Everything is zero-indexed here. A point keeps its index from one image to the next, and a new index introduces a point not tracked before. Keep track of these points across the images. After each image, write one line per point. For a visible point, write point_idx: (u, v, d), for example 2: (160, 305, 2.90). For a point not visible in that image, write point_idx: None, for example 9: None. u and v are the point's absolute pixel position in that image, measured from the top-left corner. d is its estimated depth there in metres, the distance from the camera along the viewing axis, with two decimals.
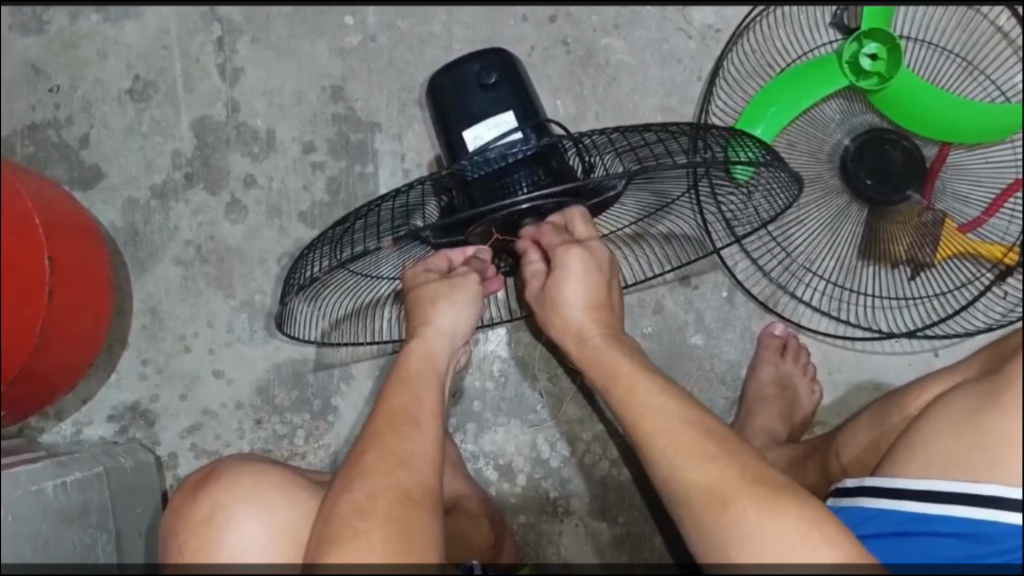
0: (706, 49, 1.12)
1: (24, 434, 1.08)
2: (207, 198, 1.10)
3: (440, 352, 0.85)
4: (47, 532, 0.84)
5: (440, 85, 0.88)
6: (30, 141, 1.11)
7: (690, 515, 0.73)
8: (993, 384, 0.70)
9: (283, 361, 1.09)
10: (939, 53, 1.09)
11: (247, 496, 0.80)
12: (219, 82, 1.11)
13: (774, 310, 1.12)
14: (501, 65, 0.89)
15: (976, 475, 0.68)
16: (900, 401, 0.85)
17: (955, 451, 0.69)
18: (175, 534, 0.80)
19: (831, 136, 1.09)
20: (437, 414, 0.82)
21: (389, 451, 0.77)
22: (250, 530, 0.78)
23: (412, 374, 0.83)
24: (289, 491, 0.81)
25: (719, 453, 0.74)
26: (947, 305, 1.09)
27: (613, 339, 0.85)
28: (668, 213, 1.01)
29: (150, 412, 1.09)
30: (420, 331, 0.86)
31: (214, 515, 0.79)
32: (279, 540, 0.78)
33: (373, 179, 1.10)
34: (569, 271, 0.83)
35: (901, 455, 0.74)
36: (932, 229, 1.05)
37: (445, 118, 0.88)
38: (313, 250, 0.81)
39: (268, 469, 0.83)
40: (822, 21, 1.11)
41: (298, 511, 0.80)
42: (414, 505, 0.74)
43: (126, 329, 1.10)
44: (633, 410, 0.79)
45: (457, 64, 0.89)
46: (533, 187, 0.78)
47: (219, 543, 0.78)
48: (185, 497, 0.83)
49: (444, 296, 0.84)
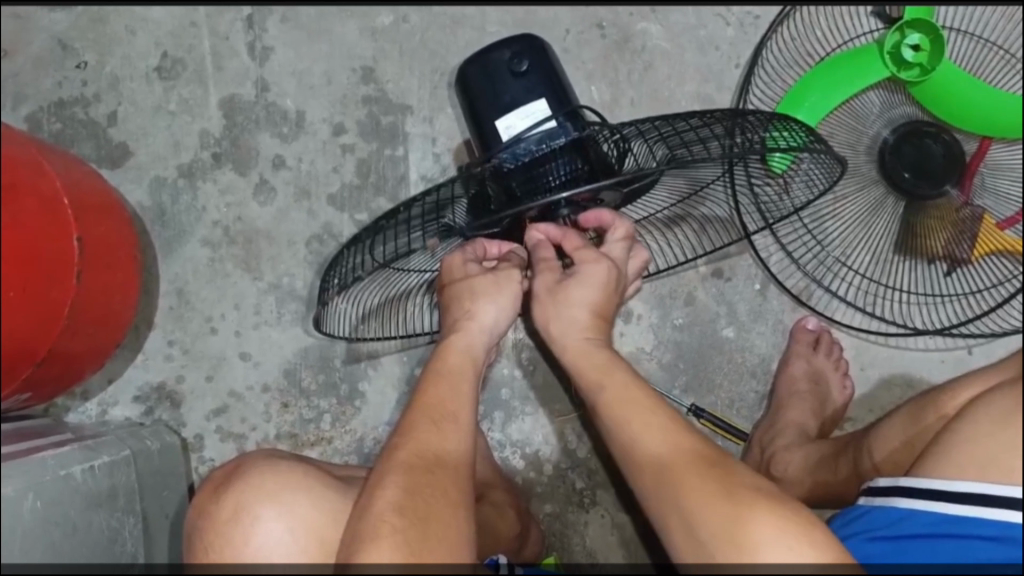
0: (744, 36, 1.10)
1: (49, 413, 1.07)
2: (235, 178, 1.09)
3: (476, 344, 0.85)
4: (76, 516, 0.82)
5: (470, 75, 0.85)
6: (56, 118, 1.09)
7: (677, 527, 0.70)
8: None
9: (311, 345, 1.08)
10: (980, 45, 1.06)
11: (272, 498, 0.78)
12: (249, 61, 1.10)
13: (807, 303, 1.11)
14: (533, 53, 0.86)
15: (1011, 479, 0.65)
16: (935, 400, 0.83)
17: (992, 454, 0.66)
18: (201, 535, 0.79)
19: (870, 127, 1.07)
20: (471, 413, 0.82)
21: (419, 448, 0.76)
22: (274, 530, 0.77)
23: (450, 369, 0.83)
24: (315, 493, 0.79)
25: (714, 461, 0.72)
26: (978, 303, 1.09)
27: (607, 345, 0.85)
28: (708, 197, 1.00)
29: (176, 393, 1.08)
30: (462, 324, 0.85)
31: (239, 513, 0.77)
32: (304, 543, 0.76)
33: (403, 162, 1.08)
34: (590, 276, 0.83)
35: (933, 453, 0.71)
36: (970, 226, 1.03)
37: (475, 106, 0.85)
38: (352, 251, 0.79)
39: (295, 468, 0.81)
40: (864, 9, 1.09)
41: (322, 514, 0.78)
42: (445, 491, 0.73)
43: (152, 310, 1.09)
44: (613, 395, 0.79)
45: (485, 52, 0.86)
46: (573, 176, 0.76)
47: (244, 542, 0.76)
48: (207, 497, 0.81)
49: (488, 293, 0.84)
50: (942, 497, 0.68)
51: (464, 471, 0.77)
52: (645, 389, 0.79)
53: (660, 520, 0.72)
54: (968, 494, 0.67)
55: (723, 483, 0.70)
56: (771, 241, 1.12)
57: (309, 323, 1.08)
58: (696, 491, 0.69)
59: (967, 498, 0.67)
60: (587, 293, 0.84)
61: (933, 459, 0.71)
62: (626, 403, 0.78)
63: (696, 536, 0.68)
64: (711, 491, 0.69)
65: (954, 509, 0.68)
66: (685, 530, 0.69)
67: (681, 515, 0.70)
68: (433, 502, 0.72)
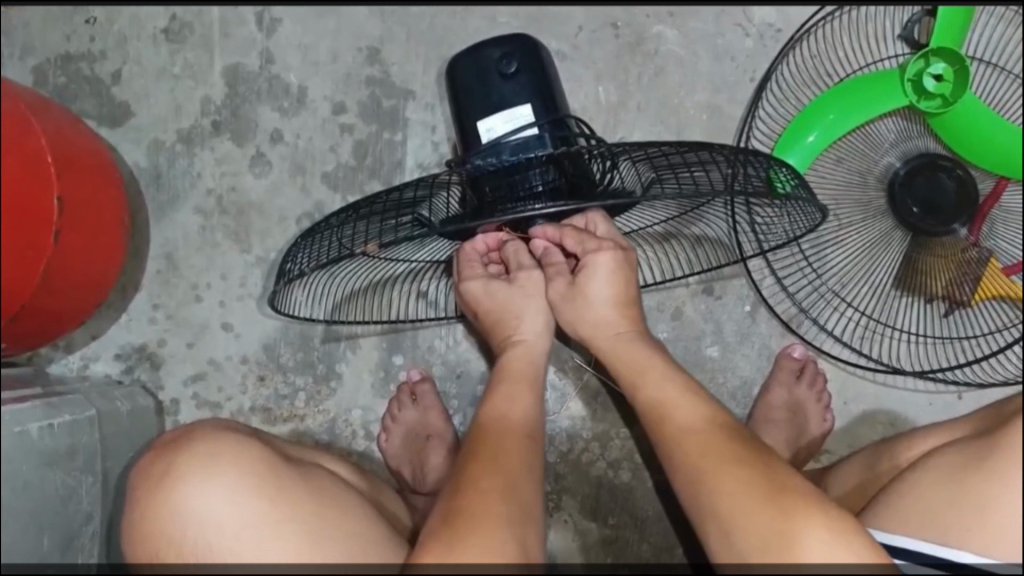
0: (763, 49, 1.07)
1: (33, 363, 1.09)
2: (232, 149, 1.09)
3: (539, 353, 0.90)
4: (28, 474, 0.82)
5: (458, 71, 0.84)
6: (62, 72, 1.09)
7: (716, 518, 0.71)
8: (982, 446, 0.70)
9: (292, 323, 1.08)
10: (1007, 79, 1.02)
11: (210, 468, 0.77)
12: (256, 31, 1.09)
13: (795, 331, 1.08)
14: (524, 53, 0.84)
15: (947, 538, 0.69)
16: (889, 450, 0.86)
17: (935, 510, 0.70)
18: (136, 502, 0.79)
19: (881, 157, 1.04)
20: (533, 410, 0.85)
21: (486, 439, 0.79)
22: (205, 496, 0.76)
23: (516, 374, 0.87)
24: (250, 464, 0.79)
25: (740, 450, 0.74)
26: (976, 348, 1.06)
27: (642, 336, 0.87)
28: (703, 216, 0.98)
29: (156, 356, 1.09)
30: (516, 342, 0.90)
31: (174, 472, 0.78)
32: (240, 510, 0.76)
33: (401, 148, 1.07)
34: (595, 271, 0.84)
35: (886, 504, 0.75)
36: (974, 269, 0.99)
37: (462, 107, 0.83)
38: (313, 238, 0.79)
39: (240, 443, 0.81)
40: (891, 32, 1.04)
41: (257, 487, 0.77)
42: (516, 476, 0.76)
43: (140, 272, 1.09)
44: (648, 396, 0.82)
45: (479, 49, 0.84)
46: (546, 188, 0.76)
47: (173, 499, 0.76)
48: (157, 453, 0.81)
49: (520, 306, 0.89)
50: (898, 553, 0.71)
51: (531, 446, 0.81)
52: (673, 380, 0.82)
53: (699, 516, 0.73)
54: (913, 551, 0.71)
55: (746, 468, 0.72)
56: (764, 263, 1.09)
57: (265, 299, 1.08)
58: (732, 484, 0.71)
59: (917, 555, 0.70)
60: (605, 284, 0.85)
61: (885, 511, 0.75)
62: (664, 405, 0.80)
63: (727, 533, 0.70)
64: (741, 485, 0.71)
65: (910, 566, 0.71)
66: (720, 529, 0.71)
67: (706, 506, 0.72)
68: (496, 478, 0.74)
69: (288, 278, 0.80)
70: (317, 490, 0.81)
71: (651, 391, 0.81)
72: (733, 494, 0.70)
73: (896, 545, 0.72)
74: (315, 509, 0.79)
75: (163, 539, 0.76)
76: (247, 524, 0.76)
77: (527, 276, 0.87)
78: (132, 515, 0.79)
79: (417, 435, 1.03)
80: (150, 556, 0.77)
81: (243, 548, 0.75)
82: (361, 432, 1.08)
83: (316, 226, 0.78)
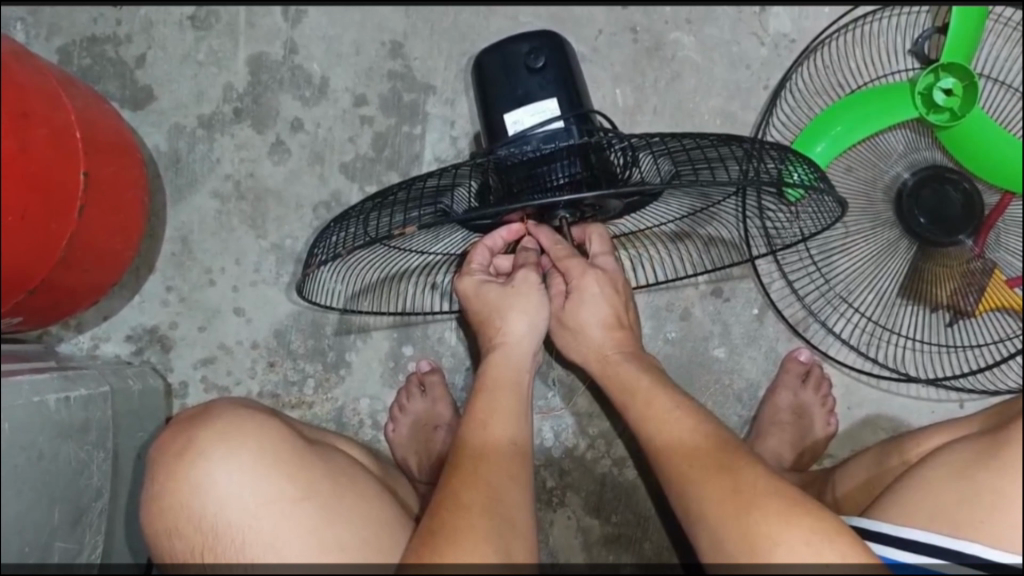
0: (778, 58, 1.09)
1: (42, 340, 1.09)
2: (253, 135, 1.10)
3: (523, 358, 0.87)
4: (44, 445, 0.82)
5: (486, 64, 0.85)
6: (87, 54, 1.10)
7: (704, 527, 0.72)
8: (990, 443, 0.71)
9: (304, 310, 1.09)
10: (1014, 96, 1.04)
11: (224, 444, 0.77)
12: (281, 22, 1.11)
13: (802, 335, 1.10)
14: (552, 48, 0.86)
15: (957, 530, 0.70)
16: (899, 447, 0.87)
17: (942, 504, 0.72)
18: (155, 477, 0.79)
19: (890, 168, 1.06)
20: (515, 417, 0.83)
21: (466, 452, 0.79)
22: (219, 472, 0.76)
23: (496, 380, 0.85)
24: (265, 441, 0.79)
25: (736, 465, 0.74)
26: (977, 359, 1.08)
27: (635, 353, 0.88)
28: (715, 217, 1.00)
29: (167, 338, 1.09)
30: (499, 343, 0.87)
31: (188, 448, 0.78)
32: (252, 488, 0.76)
33: (419, 141, 1.09)
34: (584, 295, 0.85)
35: (894, 497, 0.76)
36: (979, 279, 1.02)
37: (488, 98, 0.85)
38: (340, 223, 0.80)
39: (253, 416, 0.81)
40: (903, 48, 1.07)
41: (269, 465, 0.77)
42: (501, 488, 0.76)
43: (155, 254, 1.10)
44: (650, 420, 0.82)
45: (507, 43, 0.86)
46: (569, 180, 0.77)
47: (187, 475, 0.77)
48: (173, 430, 0.82)
49: (518, 309, 0.85)
50: (906, 545, 0.73)
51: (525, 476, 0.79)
52: (663, 400, 0.82)
53: (696, 528, 0.74)
54: (919, 542, 0.72)
55: (736, 478, 0.72)
56: (774, 268, 1.11)
57: (292, 283, 1.09)
58: (724, 493, 0.72)
59: (921, 546, 0.72)
60: (596, 308, 0.86)
61: (891, 504, 0.76)
62: (659, 426, 0.80)
63: (718, 538, 0.71)
64: (731, 496, 0.71)
65: (918, 558, 0.72)
66: (711, 533, 0.72)
67: (702, 517, 0.73)
68: (478, 495, 0.74)
69: (314, 261, 0.80)
70: (333, 472, 0.81)
71: (648, 412, 0.82)
72: (742, 491, 0.71)
73: (903, 536, 0.73)
74: (329, 491, 0.79)
75: (182, 514, 0.76)
76: (264, 500, 0.76)
77: (526, 276, 0.84)
78: (149, 492, 0.79)
79: (426, 424, 1.03)
80: (167, 530, 0.77)
81: (263, 522, 0.75)
82: (368, 421, 1.08)
83: (348, 211, 0.79)
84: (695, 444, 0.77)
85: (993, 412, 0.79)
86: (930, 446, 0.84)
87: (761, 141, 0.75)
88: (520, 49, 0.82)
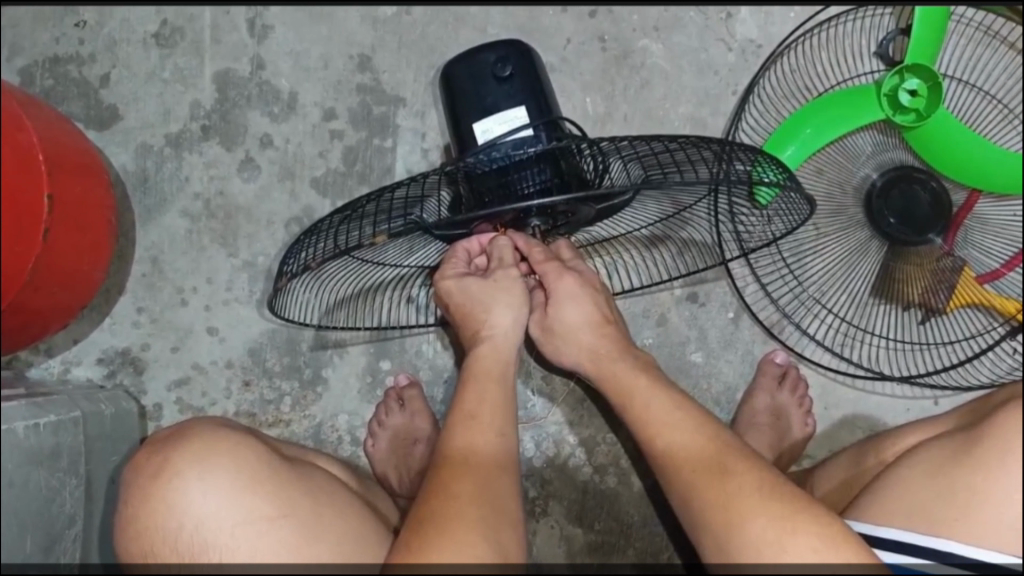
0: (745, 64, 1.10)
1: (11, 366, 1.07)
2: (222, 153, 1.09)
3: (510, 351, 0.87)
4: (13, 473, 0.81)
5: (453, 76, 0.85)
6: (50, 74, 1.09)
7: (704, 529, 0.74)
8: (963, 441, 0.72)
9: (278, 328, 1.08)
10: (979, 96, 1.06)
11: (199, 466, 0.76)
12: (247, 37, 1.10)
13: (777, 337, 1.10)
14: (519, 57, 0.86)
15: (932, 528, 0.71)
16: (875, 446, 0.88)
17: (918, 502, 0.72)
18: (129, 500, 0.78)
19: (858, 169, 1.07)
20: (505, 414, 0.82)
21: (455, 449, 0.78)
22: (195, 492, 0.75)
23: (485, 373, 0.84)
24: (242, 460, 0.78)
25: (737, 469, 0.74)
26: (949, 355, 1.09)
27: (627, 350, 0.87)
28: (688, 220, 1.00)
29: (139, 360, 1.08)
30: (487, 337, 0.86)
31: (163, 471, 0.77)
32: (230, 508, 0.75)
33: (390, 154, 1.08)
34: (561, 296, 0.85)
35: (869, 499, 0.77)
36: (949, 277, 1.02)
37: (456, 109, 0.85)
38: (309, 238, 0.79)
39: (231, 436, 0.80)
40: (868, 49, 1.08)
41: (246, 485, 0.76)
42: (491, 479, 0.75)
43: (125, 275, 1.09)
44: (643, 420, 0.82)
45: (473, 54, 0.86)
46: (540, 188, 0.77)
47: (162, 497, 0.76)
48: (146, 452, 0.80)
49: (497, 300, 0.86)
50: (882, 544, 0.73)
51: (519, 471, 0.79)
52: (661, 401, 0.81)
53: (695, 527, 0.75)
54: (894, 541, 0.73)
55: (733, 482, 0.73)
56: (747, 271, 1.11)
57: (266, 302, 1.08)
58: (720, 499, 0.72)
59: (894, 544, 0.73)
60: (579, 308, 0.86)
61: (868, 503, 0.77)
62: (656, 429, 0.80)
63: (721, 540, 0.72)
64: (728, 503, 0.72)
65: (895, 556, 0.73)
66: (716, 538, 0.72)
67: (701, 519, 0.74)
68: (468, 483, 0.74)
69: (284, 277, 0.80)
70: (312, 490, 0.80)
71: (643, 415, 0.82)
72: (730, 504, 0.72)
73: (879, 536, 0.74)
74: (309, 510, 0.78)
75: (157, 538, 0.75)
76: (242, 520, 0.75)
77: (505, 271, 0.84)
78: (124, 515, 0.78)
79: (405, 438, 1.03)
80: (143, 554, 0.76)
81: (238, 543, 0.74)
82: (346, 437, 1.07)
83: (316, 225, 0.78)
84: (689, 453, 0.77)
85: (966, 409, 0.80)
86: (903, 446, 0.84)
87: (729, 140, 0.75)
88: (486, 58, 0.82)
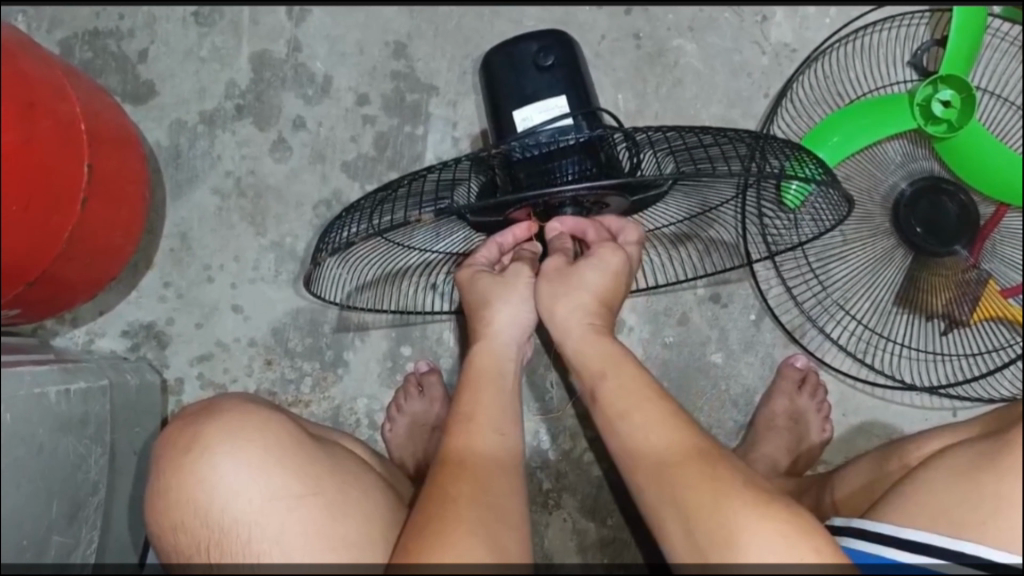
0: (778, 67, 1.10)
1: (37, 334, 1.09)
2: (254, 132, 1.10)
3: (506, 348, 0.86)
4: (43, 437, 0.82)
5: (494, 62, 0.85)
6: (89, 47, 1.10)
7: (672, 520, 0.71)
8: (995, 446, 0.72)
9: (302, 308, 1.09)
10: (1011, 110, 1.06)
11: (229, 440, 0.77)
12: (285, 19, 1.11)
13: (799, 340, 1.10)
14: (560, 48, 0.86)
15: (960, 532, 0.71)
16: (900, 451, 0.88)
17: (951, 507, 0.72)
18: (161, 470, 0.79)
19: (887, 177, 1.07)
20: (501, 412, 0.82)
21: (452, 451, 0.78)
22: (227, 466, 0.76)
23: (484, 373, 0.84)
24: (271, 435, 0.79)
25: (714, 459, 0.72)
26: (971, 368, 1.08)
27: (607, 333, 0.84)
28: (715, 219, 1.00)
29: (164, 334, 1.09)
30: (483, 334, 0.86)
31: (196, 443, 0.78)
32: (259, 482, 0.76)
33: (421, 141, 1.09)
34: (605, 261, 0.82)
35: (894, 501, 0.76)
36: (973, 289, 1.03)
37: (494, 97, 0.85)
38: (348, 216, 0.80)
39: (261, 413, 0.81)
40: (902, 58, 1.09)
41: (271, 462, 0.77)
42: (492, 479, 0.76)
43: (154, 249, 1.10)
44: (615, 403, 0.78)
45: (514, 42, 0.86)
46: (579, 176, 0.77)
47: (193, 469, 0.77)
48: (177, 425, 0.81)
49: (501, 298, 0.85)
50: (910, 547, 0.73)
51: (513, 466, 0.79)
52: (638, 386, 0.78)
53: (663, 523, 0.72)
54: (920, 543, 0.72)
55: (704, 471, 0.71)
56: (772, 274, 1.12)
57: (300, 285, 1.09)
58: (689, 489, 0.70)
59: (923, 547, 0.72)
60: (595, 279, 0.83)
61: (893, 507, 0.76)
62: (630, 410, 0.76)
63: (694, 536, 0.69)
64: (700, 490, 0.70)
65: (919, 558, 0.72)
66: (686, 534, 0.69)
67: (674, 518, 0.70)
68: (467, 487, 0.74)
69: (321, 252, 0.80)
70: (342, 475, 0.80)
71: (618, 394, 0.78)
72: (703, 497, 0.69)
73: (907, 538, 0.73)
74: (336, 490, 0.78)
75: (189, 509, 0.76)
76: (269, 497, 0.75)
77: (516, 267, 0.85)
78: (156, 485, 0.79)
79: (423, 424, 1.03)
80: (174, 525, 0.77)
81: (266, 520, 0.75)
82: (365, 421, 1.08)
83: (354, 203, 0.79)
84: (662, 446, 0.73)
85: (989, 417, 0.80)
86: (926, 451, 0.84)
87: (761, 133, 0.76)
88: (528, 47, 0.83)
